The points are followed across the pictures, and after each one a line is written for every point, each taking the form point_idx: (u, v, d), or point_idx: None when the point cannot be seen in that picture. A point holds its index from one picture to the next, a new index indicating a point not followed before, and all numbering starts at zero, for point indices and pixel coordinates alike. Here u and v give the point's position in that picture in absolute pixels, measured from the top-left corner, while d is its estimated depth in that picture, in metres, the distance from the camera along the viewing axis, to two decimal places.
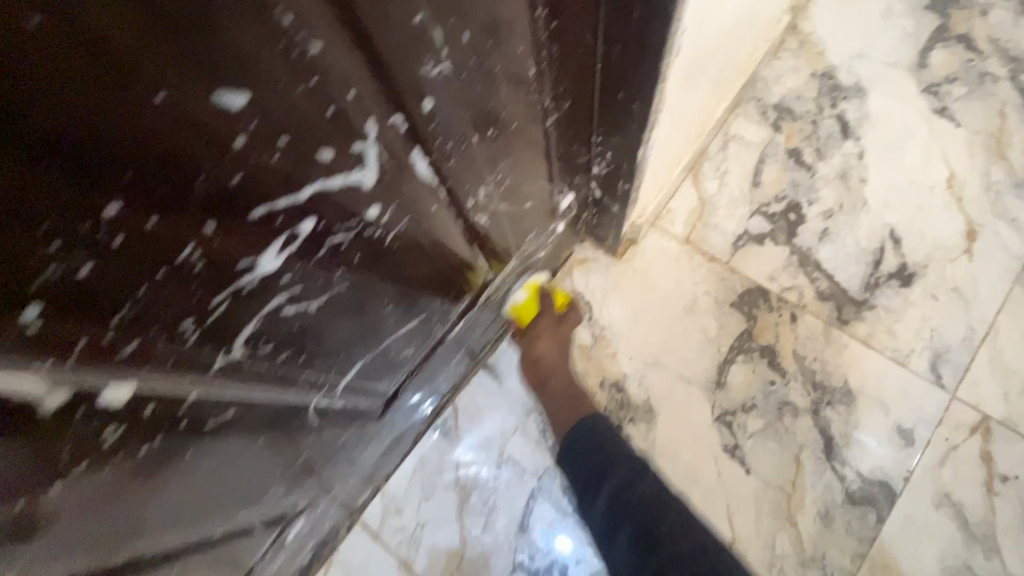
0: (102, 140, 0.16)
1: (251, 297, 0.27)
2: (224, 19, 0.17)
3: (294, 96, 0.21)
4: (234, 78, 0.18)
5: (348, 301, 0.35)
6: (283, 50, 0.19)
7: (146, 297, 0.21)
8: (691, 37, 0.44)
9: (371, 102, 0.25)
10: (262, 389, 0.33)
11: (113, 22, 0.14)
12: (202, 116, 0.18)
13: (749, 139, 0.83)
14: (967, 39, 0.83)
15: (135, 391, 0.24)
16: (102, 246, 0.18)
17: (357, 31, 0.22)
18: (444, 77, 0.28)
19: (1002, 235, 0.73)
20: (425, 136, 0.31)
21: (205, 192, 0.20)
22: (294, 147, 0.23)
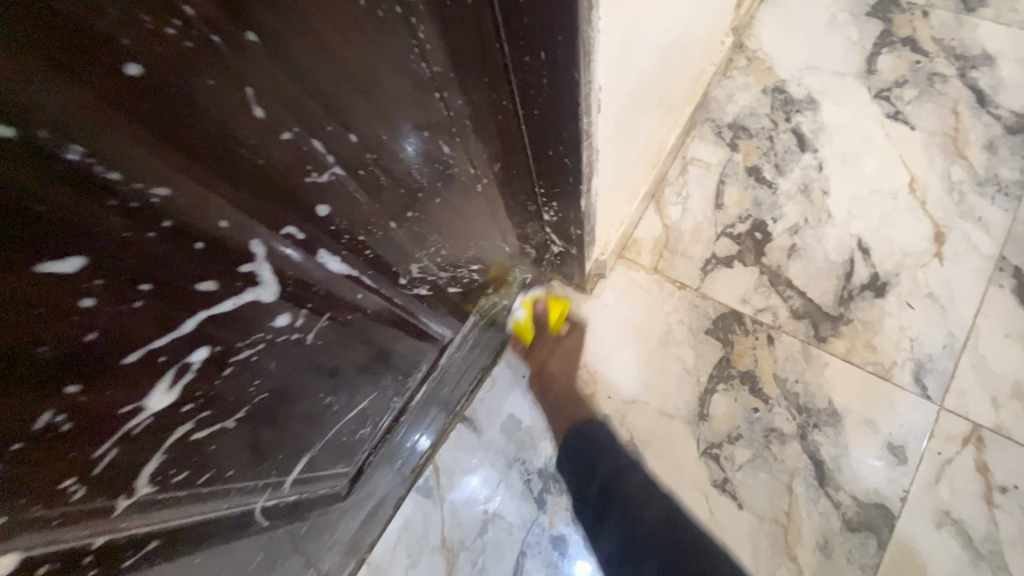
0: None
1: (146, 434, 0.25)
2: (31, 196, 0.16)
3: (144, 243, 0.20)
4: (59, 247, 0.17)
5: (275, 405, 0.34)
6: (118, 205, 0.18)
7: (4, 472, 0.19)
8: (613, 87, 0.44)
9: (253, 225, 0.24)
10: (189, 511, 0.31)
11: None
12: (29, 292, 0.17)
13: (707, 161, 0.82)
14: (912, 41, 0.84)
15: (20, 559, 0.22)
16: None
17: (213, 165, 0.21)
18: (337, 181, 0.28)
19: (970, 236, 0.72)
20: (330, 236, 0.30)
21: (53, 358, 0.19)
22: (161, 290, 0.21)
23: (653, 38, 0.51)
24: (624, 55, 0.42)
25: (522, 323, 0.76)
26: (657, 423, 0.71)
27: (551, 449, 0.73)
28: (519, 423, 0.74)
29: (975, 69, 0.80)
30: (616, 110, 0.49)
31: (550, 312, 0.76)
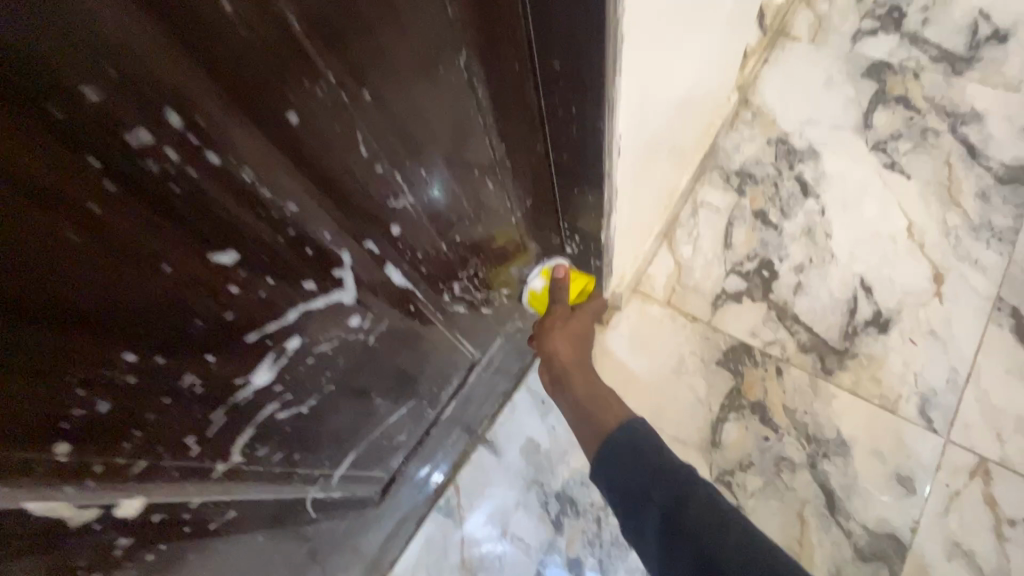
0: (122, 308, 0.21)
1: (246, 408, 0.30)
2: (218, 204, 0.22)
3: (275, 245, 0.26)
4: (225, 244, 0.23)
5: (338, 398, 0.39)
6: (266, 214, 0.24)
7: (154, 421, 0.25)
8: (630, 135, 0.50)
9: (345, 239, 0.30)
10: (259, 490, 0.36)
11: (132, 225, 0.19)
12: (199, 277, 0.23)
13: (717, 204, 0.88)
14: (905, 100, 0.91)
15: (146, 503, 0.27)
16: (118, 384, 0.22)
17: (328, 189, 0.27)
18: (407, 206, 0.34)
19: (967, 277, 0.77)
20: (396, 253, 0.36)
21: (203, 330, 0.25)
22: (278, 284, 0.27)
23: (666, 94, 0.59)
24: (640, 109, 0.49)
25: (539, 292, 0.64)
26: (671, 450, 0.74)
27: (569, 472, 0.76)
28: (538, 446, 0.78)
29: (965, 125, 0.87)
30: (633, 155, 0.55)
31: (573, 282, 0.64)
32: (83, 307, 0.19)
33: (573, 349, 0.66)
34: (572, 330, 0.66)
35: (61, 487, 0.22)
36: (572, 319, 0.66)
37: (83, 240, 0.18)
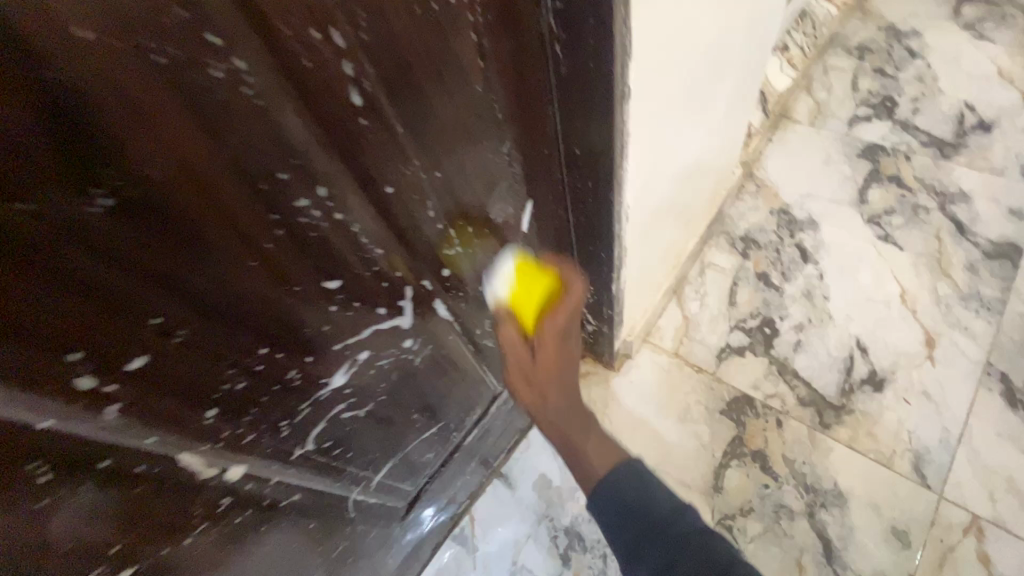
0: (267, 315, 0.30)
1: (323, 405, 0.39)
2: (335, 245, 0.31)
3: (365, 277, 0.35)
4: (334, 274, 0.32)
5: (386, 410, 0.47)
6: (362, 255, 0.34)
7: (265, 403, 0.33)
8: (638, 203, 0.60)
9: (409, 277, 0.39)
10: (318, 481, 0.43)
11: (284, 257, 0.28)
12: (315, 297, 0.32)
13: (722, 266, 0.97)
14: (897, 179, 1.00)
15: (245, 470, 0.35)
16: (252, 370, 0.31)
17: (404, 240, 0.37)
18: (456, 255, 0.44)
19: (958, 343, 0.82)
20: (444, 291, 0.45)
21: (309, 336, 0.33)
22: (360, 307, 0.36)
23: (671, 169, 0.69)
24: (646, 182, 0.59)
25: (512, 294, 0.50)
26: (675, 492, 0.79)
27: (577, 509, 0.81)
28: (550, 482, 0.83)
29: (954, 203, 0.95)
30: (641, 219, 0.65)
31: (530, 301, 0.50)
32: (247, 312, 0.28)
33: (561, 397, 0.54)
34: (544, 372, 0.53)
35: (201, 443, 0.31)
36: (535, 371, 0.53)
37: (256, 266, 0.27)
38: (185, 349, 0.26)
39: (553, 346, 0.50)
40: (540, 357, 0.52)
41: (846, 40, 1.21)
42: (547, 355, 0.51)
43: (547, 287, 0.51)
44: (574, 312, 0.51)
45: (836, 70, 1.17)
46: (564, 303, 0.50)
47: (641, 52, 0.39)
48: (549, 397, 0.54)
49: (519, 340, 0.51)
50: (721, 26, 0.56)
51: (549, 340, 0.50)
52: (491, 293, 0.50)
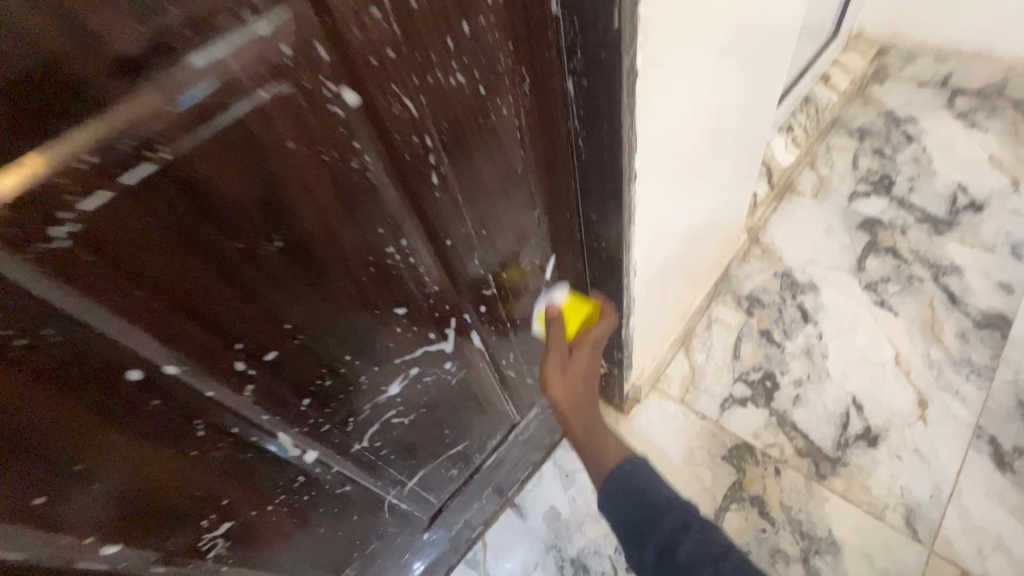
0: (355, 329, 0.40)
1: (379, 409, 0.48)
2: (407, 281, 0.42)
3: (424, 307, 0.45)
4: (403, 302, 0.43)
5: (425, 421, 0.56)
6: (424, 290, 0.44)
7: (342, 400, 0.43)
8: (645, 258, 0.69)
9: (455, 311, 0.50)
10: (367, 476, 0.52)
11: (372, 288, 0.39)
12: (387, 319, 0.42)
13: (728, 322, 1.05)
14: (893, 250, 1.08)
15: (318, 455, 0.44)
16: (336, 371, 0.41)
17: (454, 280, 0.47)
18: (491, 296, 0.54)
19: (949, 404, 0.87)
20: (479, 325, 0.55)
21: (379, 350, 0.44)
22: (417, 330, 0.46)
23: (677, 231, 0.78)
24: (652, 241, 0.69)
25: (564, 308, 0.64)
26: None
27: (584, 541, 0.86)
28: (559, 514, 0.89)
29: (946, 275, 1.02)
30: (648, 273, 0.74)
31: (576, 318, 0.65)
32: (342, 326, 0.39)
33: (588, 392, 0.63)
34: (577, 372, 0.62)
35: (295, 426, 0.40)
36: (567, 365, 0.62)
37: (354, 292, 0.38)
38: (318, 357, 0.38)
39: (585, 352, 0.62)
40: (576, 361, 0.62)
41: (846, 123, 1.33)
42: (581, 362, 0.63)
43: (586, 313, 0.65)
44: (600, 339, 0.65)
45: (837, 149, 1.29)
46: (598, 325, 0.64)
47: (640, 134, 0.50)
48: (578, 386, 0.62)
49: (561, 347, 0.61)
50: (716, 116, 0.68)
51: (584, 350, 0.62)
52: (544, 306, 0.63)
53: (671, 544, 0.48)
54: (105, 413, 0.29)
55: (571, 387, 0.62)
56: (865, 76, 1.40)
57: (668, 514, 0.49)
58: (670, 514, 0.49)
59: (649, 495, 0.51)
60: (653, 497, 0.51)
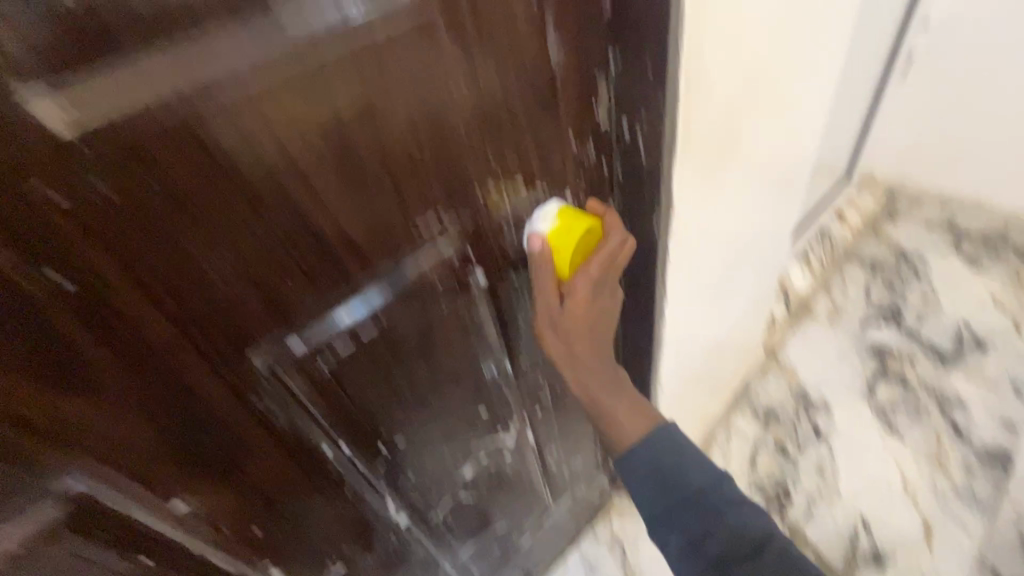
0: (448, 423, 0.55)
1: (452, 486, 0.61)
2: (488, 389, 0.58)
3: (496, 410, 0.61)
4: (482, 404, 0.58)
5: (481, 500, 0.69)
6: (498, 397, 0.60)
7: (429, 477, 0.58)
8: (668, 375, 0.83)
9: (517, 413, 0.64)
10: (433, 542, 0.64)
11: (464, 395, 0.55)
12: (470, 417, 0.58)
13: (746, 432, 1.14)
14: (903, 379, 1.18)
15: (405, 519, 0.58)
16: (430, 453, 0.56)
17: (520, 391, 0.62)
18: (545, 403, 0.68)
19: (955, 535, 0.95)
20: (534, 425, 0.68)
21: (460, 439, 0.59)
22: (488, 426, 0.61)
23: (697, 351, 0.92)
24: (674, 361, 0.83)
25: (554, 234, 0.47)
26: None
27: None
28: None
29: (954, 409, 1.11)
30: (671, 386, 0.87)
31: (572, 241, 0.47)
32: (441, 420, 0.54)
33: (593, 355, 0.50)
34: (576, 324, 0.48)
35: (397, 494, 0.55)
36: (561, 319, 0.48)
37: (453, 397, 0.54)
38: (427, 447, 0.55)
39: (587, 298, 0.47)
40: (569, 309, 0.47)
41: (861, 256, 1.46)
42: (577, 310, 0.47)
43: (585, 233, 0.48)
44: (611, 266, 0.48)
45: (851, 280, 1.41)
46: (599, 254, 0.46)
47: (667, 284, 0.65)
48: (580, 349, 0.49)
49: (552, 289, 0.47)
50: (730, 264, 0.83)
51: (581, 296, 0.47)
52: (529, 234, 0.47)
53: (704, 535, 0.45)
54: (285, 442, 0.41)
55: (564, 351, 0.50)
56: (875, 215, 1.55)
57: (706, 500, 0.46)
58: (711, 496, 0.46)
59: (688, 473, 0.47)
60: (690, 474, 0.47)
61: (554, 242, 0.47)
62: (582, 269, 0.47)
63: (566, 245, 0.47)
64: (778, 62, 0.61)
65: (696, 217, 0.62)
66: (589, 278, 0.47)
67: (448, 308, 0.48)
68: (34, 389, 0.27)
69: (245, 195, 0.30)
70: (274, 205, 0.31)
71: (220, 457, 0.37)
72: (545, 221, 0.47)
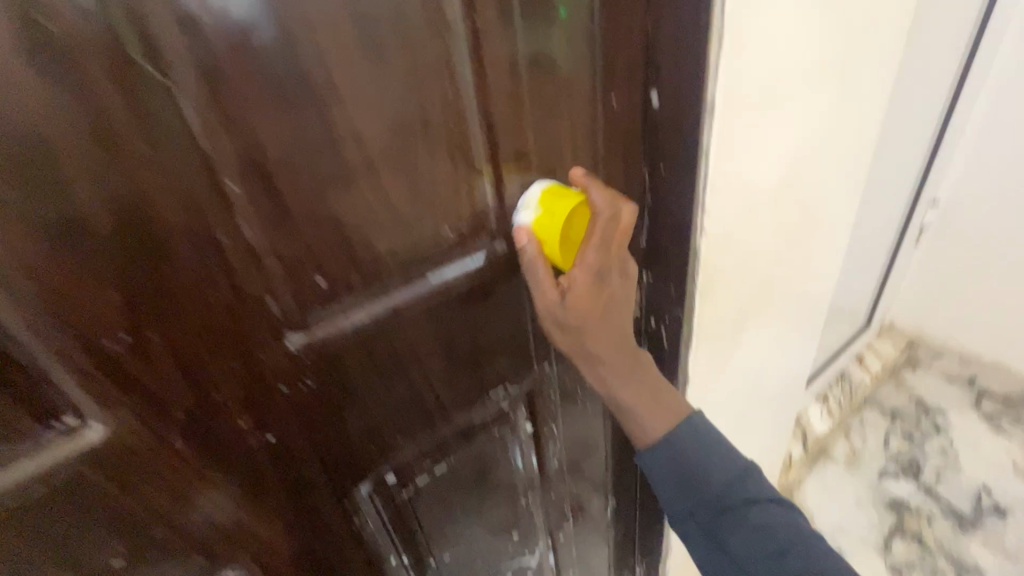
0: (484, 540, 0.65)
1: None
2: (521, 514, 0.68)
3: (525, 532, 0.70)
4: (515, 526, 0.68)
5: None
6: (529, 521, 0.69)
7: None
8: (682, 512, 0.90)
9: (543, 534, 0.73)
10: None
11: (501, 517, 0.66)
12: (503, 536, 0.68)
13: None
14: (919, 536, 1.22)
15: None
16: (466, 566, 0.65)
17: (548, 517, 0.72)
18: (569, 528, 0.76)
19: None
20: (556, 547, 0.76)
21: (492, 556, 0.68)
22: (517, 545, 0.70)
23: None
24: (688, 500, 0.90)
25: (540, 221, 0.45)
26: None
27: None
28: None
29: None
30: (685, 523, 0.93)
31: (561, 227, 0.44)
32: (479, 538, 0.65)
33: (606, 347, 0.49)
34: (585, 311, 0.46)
35: None
36: (565, 314, 0.46)
37: (493, 519, 0.65)
38: (465, 560, 0.64)
39: (589, 284, 0.45)
40: (572, 301, 0.45)
41: (878, 403, 1.52)
42: (580, 299, 0.45)
43: (574, 212, 0.45)
44: (609, 244, 0.45)
45: (869, 424, 1.47)
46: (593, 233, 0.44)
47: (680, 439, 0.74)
48: (594, 343, 0.48)
49: (549, 280, 0.45)
50: (743, 416, 0.92)
51: (582, 287, 0.45)
52: (515, 223, 0.45)
53: (723, 538, 0.49)
54: (366, 550, 0.52)
55: (575, 343, 0.48)
56: (895, 363, 1.61)
57: (728, 499, 0.49)
58: (731, 490, 0.49)
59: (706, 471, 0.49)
60: (711, 473, 0.49)
61: (543, 234, 0.45)
62: (578, 259, 0.45)
63: (556, 234, 0.45)
64: (789, 271, 0.73)
65: (708, 386, 0.72)
66: (589, 265, 0.45)
67: (498, 450, 0.59)
68: (228, 507, 0.40)
69: (380, 378, 0.44)
70: (397, 382, 0.45)
71: (322, 560, 0.48)
72: (529, 208, 0.45)
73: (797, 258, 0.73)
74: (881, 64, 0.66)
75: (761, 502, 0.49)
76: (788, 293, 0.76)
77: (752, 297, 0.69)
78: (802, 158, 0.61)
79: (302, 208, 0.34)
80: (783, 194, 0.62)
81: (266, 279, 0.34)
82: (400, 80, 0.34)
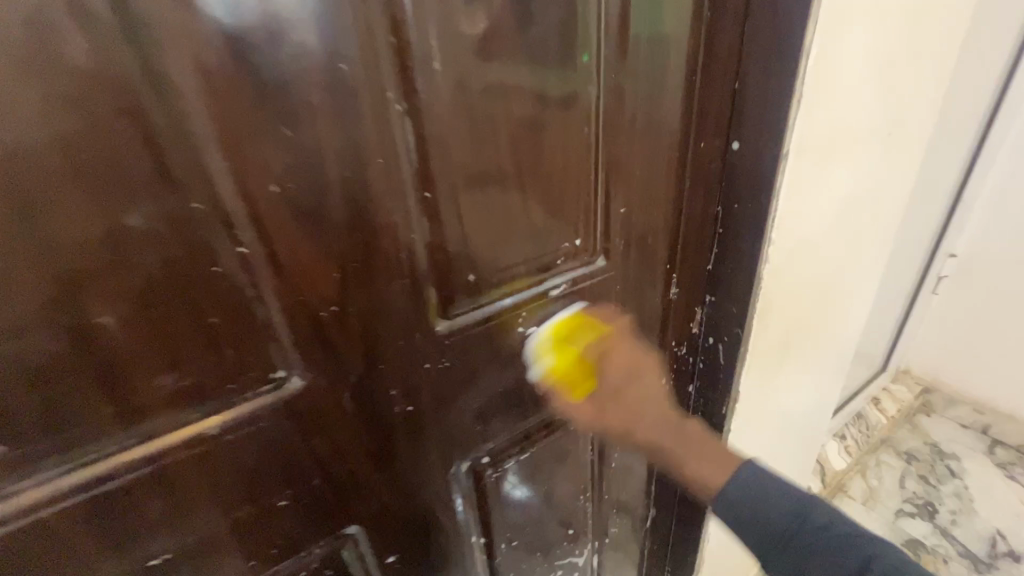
0: (541, 533, 0.70)
1: None
2: (576, 511, 0.73)
3: (576, 530, 0.75)
4: (568, 522, 0.73)
5: None
6: (580, 519, 0.74)
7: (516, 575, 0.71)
8: (713, 531, 0.94)
9: (589, 535, 0.77)
10: None
11: (559, 512, 0.71)
12: (557, 531, 0.72)
13: None
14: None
15: None
16: (523, 555, 0.70)
17: (597, 518, 0.76)
18: (612, 533, 0.81)
19: None
20: (598, 550, 0.81)
21: (545, 549, 0.73)
22: (566, 542, 0.75)
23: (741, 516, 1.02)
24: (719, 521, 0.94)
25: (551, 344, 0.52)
26: None
27: None
28: None
29: None
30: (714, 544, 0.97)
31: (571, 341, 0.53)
32: (538, 529, 0.70)
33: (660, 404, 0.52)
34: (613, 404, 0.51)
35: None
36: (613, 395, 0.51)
37: (552, 512, 0.70)
38: (522, 549, 0.69)
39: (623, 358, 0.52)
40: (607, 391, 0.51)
41: (892, 444, 1.57)
42: (619, 365, 0.52)
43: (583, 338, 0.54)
44: (619, 338, 0.53)
45: (884, 465, 1.51)
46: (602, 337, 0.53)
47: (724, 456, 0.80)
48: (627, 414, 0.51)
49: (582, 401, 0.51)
50: (774, 446, 0.97)
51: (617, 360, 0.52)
52: (530, 366, 0.54)
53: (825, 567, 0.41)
54: (419, 549, 0.56)
55: (627, 401, 0.51)
56: (910, 408, 1.67)
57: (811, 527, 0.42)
58: (797, 526, 0.42)
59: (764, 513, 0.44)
60: (769, 511, 0.44)
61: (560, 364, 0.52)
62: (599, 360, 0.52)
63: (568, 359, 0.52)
64: (827, 307, 0.80)
65: (751, 407, 0.78)
66: (614, 355, 0.52)
67: (570, 446, 0.66)
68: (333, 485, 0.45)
69: (493, 364, 0.51)
70: (506, 369, 0.53)
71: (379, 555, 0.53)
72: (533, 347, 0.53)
73: (838, 296, 0.80)
74: (926, 131, 0.74)
75: (836, 542, 0.41)
76: (827, 329, 0.83)
77: (798, 328, 0.76)
78: (849, 209, 0.69)
79: (475, 213, 0.43)
80: (830, 237, 0.70)
81: (433, 272, 0.43)
82: (550, 123, 0.44)
